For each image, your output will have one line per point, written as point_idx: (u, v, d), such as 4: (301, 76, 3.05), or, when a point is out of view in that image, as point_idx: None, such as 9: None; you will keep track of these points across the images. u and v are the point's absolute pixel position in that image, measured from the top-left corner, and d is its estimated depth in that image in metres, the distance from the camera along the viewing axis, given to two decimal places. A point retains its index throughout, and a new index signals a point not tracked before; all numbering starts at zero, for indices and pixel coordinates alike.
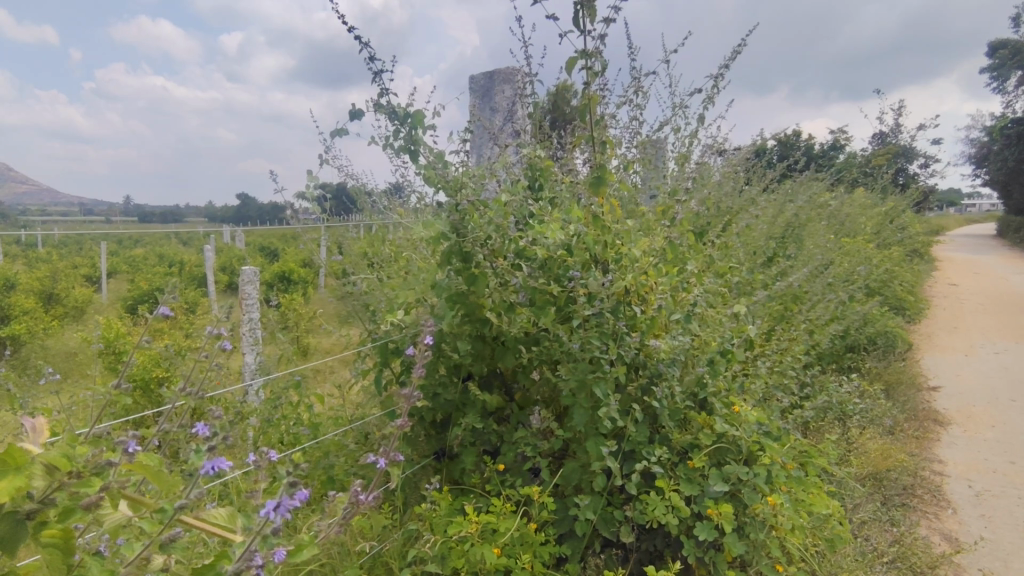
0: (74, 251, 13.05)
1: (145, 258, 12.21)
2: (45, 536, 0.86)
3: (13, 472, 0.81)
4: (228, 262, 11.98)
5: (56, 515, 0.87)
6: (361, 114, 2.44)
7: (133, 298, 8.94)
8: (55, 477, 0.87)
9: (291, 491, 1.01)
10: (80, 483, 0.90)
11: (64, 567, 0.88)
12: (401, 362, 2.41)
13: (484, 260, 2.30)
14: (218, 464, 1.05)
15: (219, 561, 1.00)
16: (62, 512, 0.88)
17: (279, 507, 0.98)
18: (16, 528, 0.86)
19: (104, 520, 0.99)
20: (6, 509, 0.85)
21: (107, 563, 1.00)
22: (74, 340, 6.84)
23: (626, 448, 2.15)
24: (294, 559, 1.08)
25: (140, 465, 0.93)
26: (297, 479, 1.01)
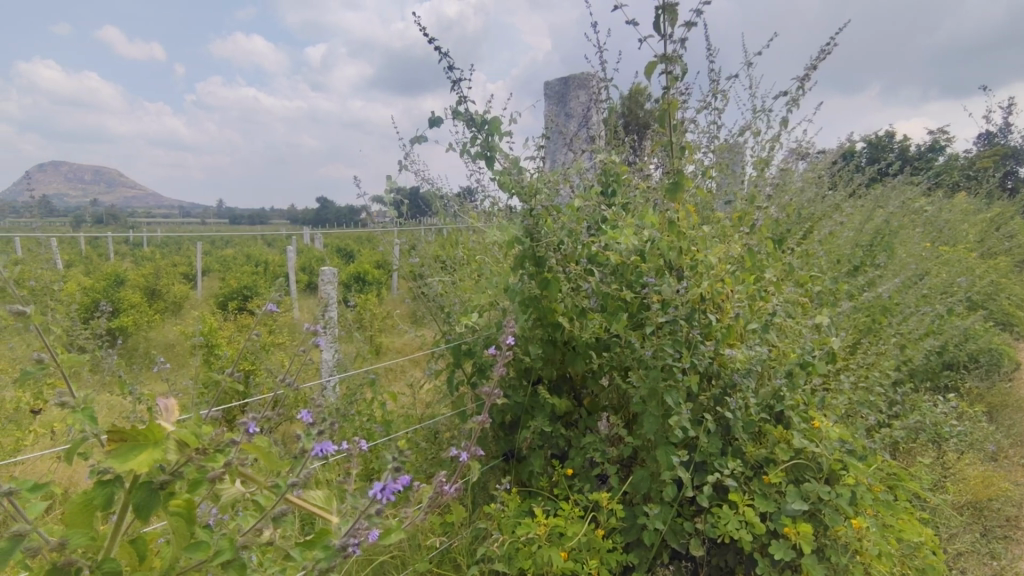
0: (174, 251, 14.16)
1: (235, 258, 13.06)
2: (174, 506, 0.97)
3: (151, 445, 0.90)
4: (309, 263, 12.61)
5: (187, 486, 0.96)
6: (440, 122, 2.52)
7: (223, 294, 9.59)
8: (183, 456, 0.95)
9: (395, 476, 1.09)
10: (206, 458, 0.99)
11: (189, 535, 0.99)
12: (473, 363, 2.46)
13: (557, 265, 2.34)
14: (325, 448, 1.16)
15: (327, 534, 1.08)
16: (192, 484, 0.97)
17: (385, 490, 1.06)
18: (151, 499, 0.93)
19: (222, 495, 1.07)
20: (144, 478, 0.92)
21: (214, 536, 1.08)
22: (173, 333, 7.40)
23: (697, 459, 2.09)
24: (386, 541, 1.16)
25: (254, 444, 1.02)
26: (401, 466, 1.12)
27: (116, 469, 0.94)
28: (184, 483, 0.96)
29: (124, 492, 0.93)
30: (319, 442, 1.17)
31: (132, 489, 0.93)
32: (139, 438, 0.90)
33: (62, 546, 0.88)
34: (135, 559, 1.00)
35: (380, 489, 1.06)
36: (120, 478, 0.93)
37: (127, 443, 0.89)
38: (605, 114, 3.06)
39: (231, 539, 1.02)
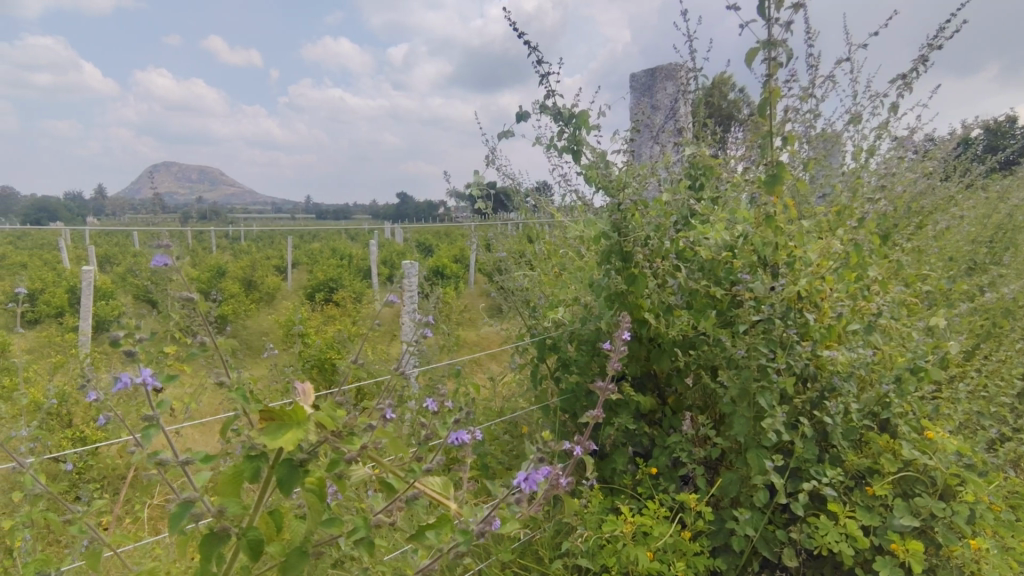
0: (268, 245, 15.07)
1: (322, 252, 13.73)
2: (308, 482, 1.03)
3: (295, 424, 0.95)
4: (391, 257, 13.03)
5: (326, 466, 1.03)
6: (528, 117, 2.54)
7: (312, 286, 10.11)
8: (321, 434, 1.00)
9: (538, 467, 1.31)
10: (343, 441, 1.03)
11: (321, 511, 1.03)
12: (557, 358, 2.50)
13: (644, 261, 2.30)
14: (459, 435, 1.37)
15: (446, 521, 1.14)
16: (329, 464, 1.03)
17: (530, 478, 1.28)
18: (292, 474, 0.99)
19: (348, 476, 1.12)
20: (286, 455, 0.98)
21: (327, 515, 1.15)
22: (267, 322, 7.89)
23: (792, 465, 2.00)
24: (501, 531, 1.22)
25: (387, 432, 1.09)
26: (541, 459, 1.33)
27: (261, 445, 1.01)
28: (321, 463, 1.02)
29: (266, 466, 1.00)
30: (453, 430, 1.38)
31: (275, 463, 0.99)
32: (286, 417, 0.95)
33: (218, 511, 0.98)
34: (272, 530, 1.06)
35: (522, 481, 1.27)
36: (264, 453, 0.99)
37: (276, 421, 0.94)
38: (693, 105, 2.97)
39: (365, 516, 1.08)
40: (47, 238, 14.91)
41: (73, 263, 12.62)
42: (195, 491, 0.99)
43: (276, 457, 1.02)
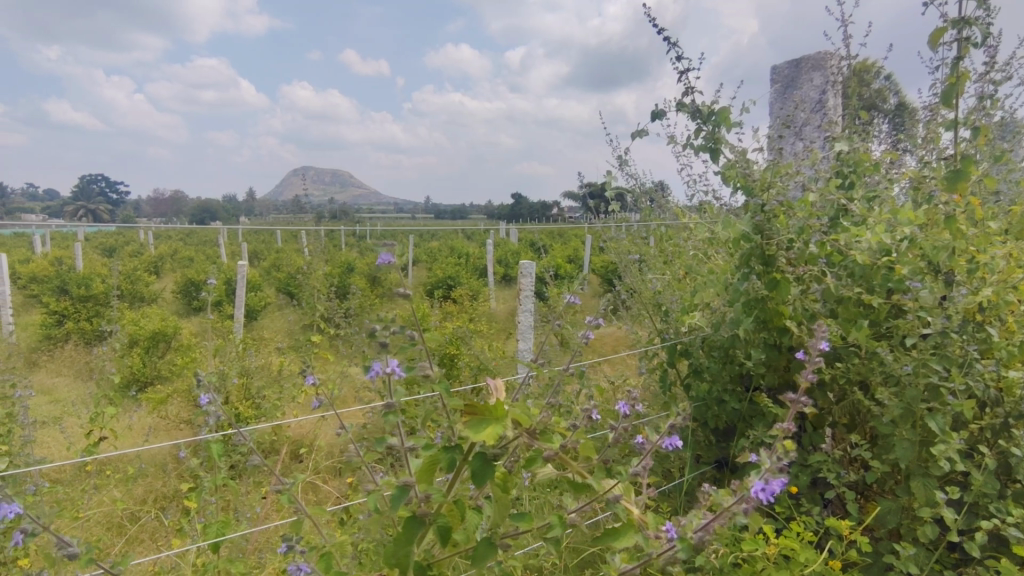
0: (391, 243, 15.98)
1: (440, 250, 14.31)
2: (494, 477, 1.08)
3: (495, 421, 0.98)
4: (505, 256, 13.29)
5: (527, 462, 1.07)
6: (662, 116, 2.48)
7: (431, 283, 10.59)
8: (515, 431, 1.04)
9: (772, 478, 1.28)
10: (541, 441, 1.06)
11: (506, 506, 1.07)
12: (689, 364, 2.43)
13: (789, 265, 2.15)
14: (674, 442, 1.42)
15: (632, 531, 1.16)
16: (528, 461, 1.07)
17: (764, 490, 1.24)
18: (486, 468, 1.03)
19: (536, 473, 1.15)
20: (481, 449, 1.03)
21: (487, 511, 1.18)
22: (390, 316, 8.37)
23: (967, 499, 1.77)
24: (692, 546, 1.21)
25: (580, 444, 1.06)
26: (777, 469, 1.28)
27: (456, 437, 1.06)
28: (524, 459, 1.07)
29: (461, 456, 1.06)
30: (669, 435, 1.43)
31: (469, 456, 1.03)
32: (486, 413, 0.99)
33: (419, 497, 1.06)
34: (457, 519, 1.11)
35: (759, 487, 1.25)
36: (458, 446, 1.04)
37: (478, 415, 0.98)
38: (845, 96, 2.73)
39: (559, 515, 1.12)
40: (209, 235, 16.89)
41: (228, 258, 14.20)
42: (408, 476, 1.05)
43: (472, 448, 1.06)
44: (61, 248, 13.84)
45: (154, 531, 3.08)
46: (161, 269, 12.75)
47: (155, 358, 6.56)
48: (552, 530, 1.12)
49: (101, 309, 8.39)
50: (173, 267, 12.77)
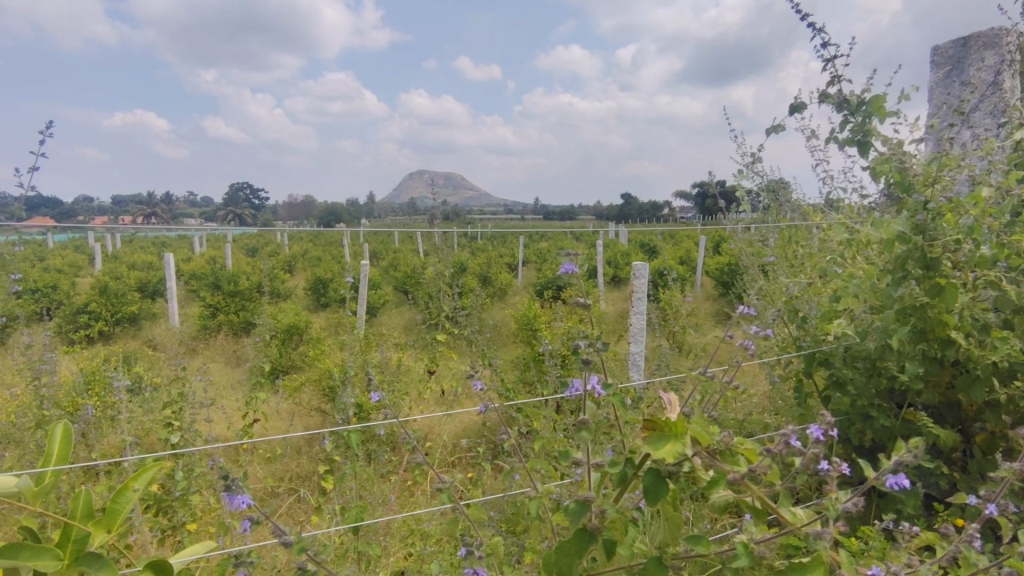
0: (501, 244, 16.32)
1: (549, 251, 14.39)
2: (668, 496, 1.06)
3: (674, 437, 0.97)
4: (616, 257, 13.07)
5: (708, 484, 1.02)
6: (802, 108, 2.32)
7: (541, 283, 10.68)
8: (693, 448, 1.02)
9: None
10: (723, 461, 1.05)
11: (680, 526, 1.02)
12: (830, 376, 2.25)
13: (955, 270, 1.93)
14: (902, 480, 1.23)
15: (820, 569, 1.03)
16: (710, 483, 1.02)
17: None
18: (661, 486, 1.02)
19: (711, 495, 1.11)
20: (655, 465, 1.02)
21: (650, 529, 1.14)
22: (502, 316, 8.54)
23: None
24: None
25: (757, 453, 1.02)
26: None
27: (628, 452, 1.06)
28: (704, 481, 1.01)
29: (631, 472, 1.08)
30: (896, 471, 1.24)
31: (641, 472, 1.03)
32: (664, 430, 0.98)
33: (594, 514, 1.06)
34: (621, 533, 1.07)
35: None
36: (629, 461, 1.07)
37: (657, 432, 0.98)
38: None
39: (745, 543, 1.03)
40: (336, 236, 18.20)
41: (352, 258, 15.21)
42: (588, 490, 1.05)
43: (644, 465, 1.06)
44: (213, 247, 15.55)
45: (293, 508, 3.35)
46: (295, 267, 13.91)
47: (292, 350, 7.17)
48: (735, 560, 1.03)
49: (246, 304, 9.29)
50: (305, 266, 13.90)
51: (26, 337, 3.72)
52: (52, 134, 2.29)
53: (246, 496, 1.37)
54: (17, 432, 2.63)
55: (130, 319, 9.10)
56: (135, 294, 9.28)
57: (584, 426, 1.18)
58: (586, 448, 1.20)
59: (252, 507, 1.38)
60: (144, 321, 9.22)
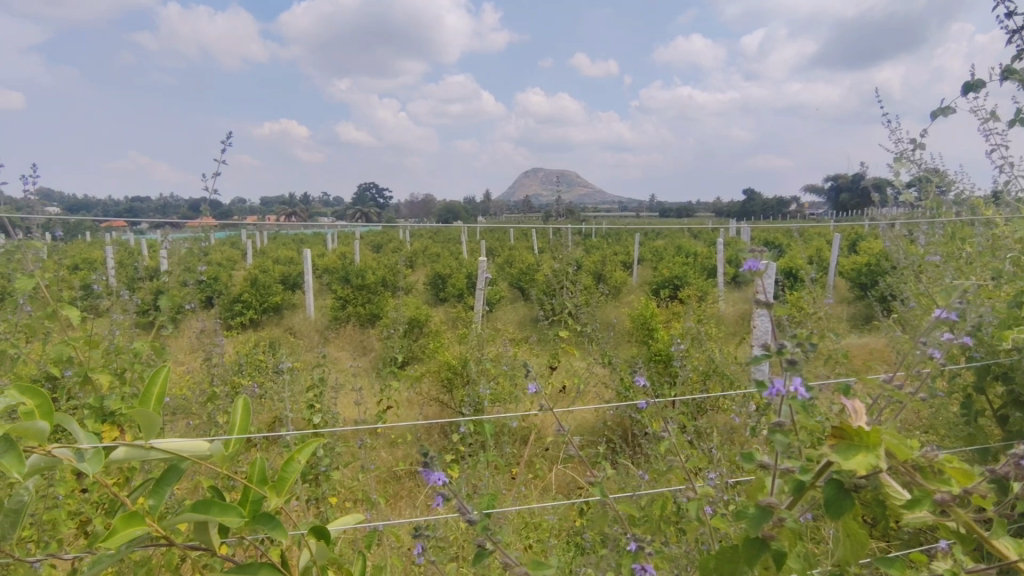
0: (614, 241, 16.10)
1: (664, 249, 13.98)
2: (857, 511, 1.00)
3: (866, 448, 0.92)
4: (737, 256, 12.39)
5: (906, 503, 0.95)
6: (981, 88, 2.07)
7: (656, 282, 10.41)
8: (887, 462, 0.96)
9: None
10: (921, 479, 0.98)
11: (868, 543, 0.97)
12: (1011, 393, 2.00)
13: None
14: None
15: None
16: (909, 501, 0.95)
17: None
18: (845, 498, 0.97)
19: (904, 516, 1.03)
20: (841, 477, 0.97)
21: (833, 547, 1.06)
22: (615, 315, 8.44)
23: None
24: None
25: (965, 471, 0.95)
26: None
27: (810, 459, 1.02)
28: (901, 498, 0.95)
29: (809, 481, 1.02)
30: None
31: (821, 482, 0.99)
32: (854, 438, 0.94)
33: (771, 522, 1.01)
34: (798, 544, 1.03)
35: None
36: (808, 471, 1.01)
37: (847, 441, 0.94)
38: None
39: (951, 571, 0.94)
40: (453, 234, 18.93)
41: (468, 255, 15.73)
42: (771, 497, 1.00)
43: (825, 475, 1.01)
44: (344, 244, 16.82)
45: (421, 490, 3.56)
46: (415, 262, 14.64)
47: (414, 341, 7.58)
48: None
49: (373, 297, 9.95)
50: (425, 262, 14.59)
51: (199, 322, 4.25)
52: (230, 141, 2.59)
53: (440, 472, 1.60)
54: (195, 404, 3.01)
55: (275, 308, 10.08)
56: (279, 286, 10.25)
57: (779, 428, 1.12)
58: (779, 452, 1.09)
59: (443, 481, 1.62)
60: (286, 311, 10.18)
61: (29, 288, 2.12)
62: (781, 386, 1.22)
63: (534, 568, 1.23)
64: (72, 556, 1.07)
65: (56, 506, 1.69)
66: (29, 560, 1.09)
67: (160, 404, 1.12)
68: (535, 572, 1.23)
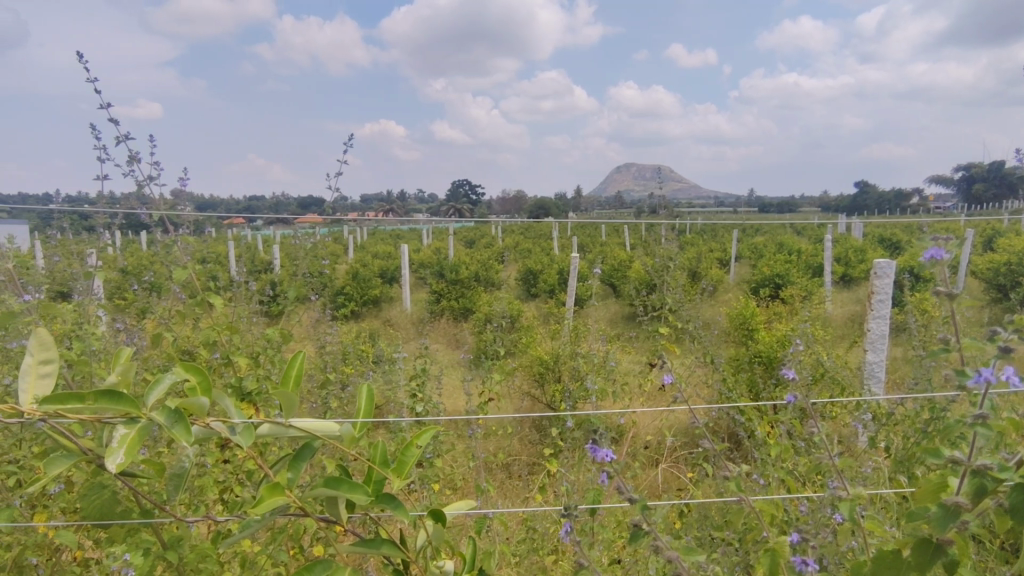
0: (710, 237, 15.47)
1: (765, 245, 13.26)
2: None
3: None
4: (847, 253, 11.52)
5: None
6: None
7: (756, 280, 9.93)
8: None
9: None
10: None
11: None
12: None
13: None
14: None
15: None
16: None
17: None
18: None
19: None
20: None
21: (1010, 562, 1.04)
22: (712, 313, 8.13)
23: None
24: None
25: None
26: None
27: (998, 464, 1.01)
28: None
29: (991, 484, 1.02)
30: None
31: (1012, 487, 0.99)
32: None
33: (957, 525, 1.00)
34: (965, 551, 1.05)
35: None
36: (994, 475, 1.02)
37: None
38: None
39: None
40: (542, 230, 18.98)
41: (558, 251, 15.74)
42: (957, 497, 1.01)
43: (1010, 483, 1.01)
44: (437, 240, 17.37)
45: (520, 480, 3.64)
46: (506, 258, 14.84)
47: (505, 336, 7.70)
48: None
49: (466, 292, 10.20)
50: (515, 257, 14.76)
51: (312, 312, 4.56)
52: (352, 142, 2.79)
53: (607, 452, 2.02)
54: (312, 388, 3.24)
55: (374, 301, 10.58)
56: (378, 280, 10.76)
57: (982, 424, 1.07)
58: (975, 446, 1.07)
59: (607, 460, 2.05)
60: (384, 304, 10.67)
61: (183, 278, 2.38)
62: (993, 372, 1.10)
63: (686, 554, 1.32)
64: (222, 519, 1.19)
65: (204, 474, 1.82)
66: (188, 520, 1.17)
67: (297, 385, 1.21)
68: (688, 558, 1.31)
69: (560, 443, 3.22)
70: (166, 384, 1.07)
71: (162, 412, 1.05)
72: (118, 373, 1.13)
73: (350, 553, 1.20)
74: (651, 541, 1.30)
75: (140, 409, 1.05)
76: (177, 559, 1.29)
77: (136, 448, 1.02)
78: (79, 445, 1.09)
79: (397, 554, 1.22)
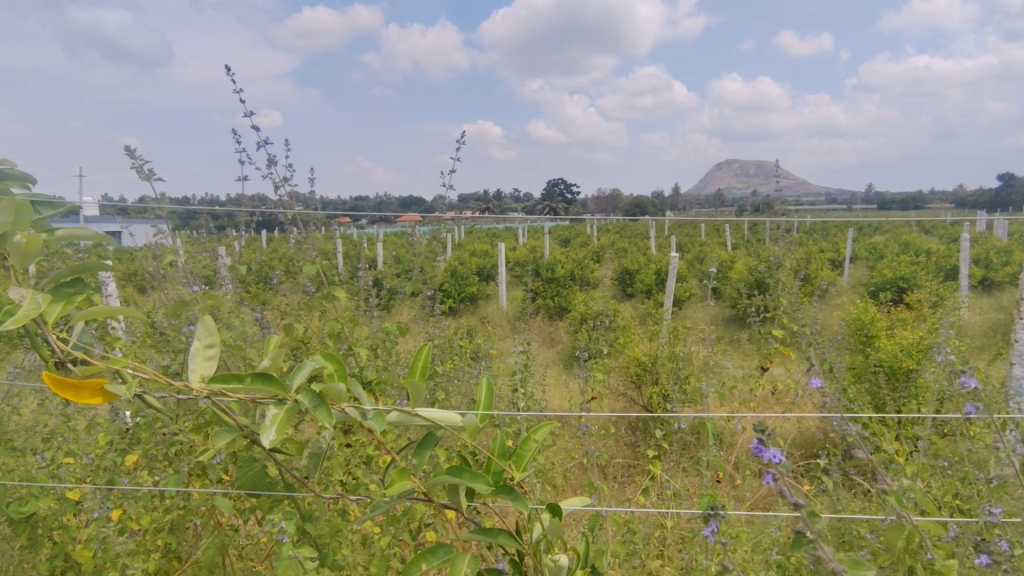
0: (823, 236, 14.45)
1: (887, 245, 12.17)
2: None
3: None
4: (986, 254, 10.33)
5: None
6: None
7: (876, 284, 9.16)
8: None
9: None
10: None
11: None
12: None
13: None
14: None
15: None
16: None
17: None
18: None
19: None
20: None
21: None
22: (824, 317, 7.60)
23: None
24: None
25: None
26: None
27: None
28: None
29: None
30: None
31: None
32: None
33: None
34: None
35: None
36: None
37: None
38: None
39: None
40: (639, 229, 18.60)
41: (655, 251, 15.36)
42: None
43: None
44: (532, 239, 17.54)
45: (624, 480, 3.61)
46: (601, 257, 14.65)
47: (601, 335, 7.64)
48: None
49: (561, 291, 10.22)
50: (610, 257, 14.59)
51: (419, 307, 4.77)
52: (464, 143, 2.88)
53: (777, 452, 1.61)
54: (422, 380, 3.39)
55: (471, 298, 10.87)
56: (476, 278, 11.02)
57: None
58: None
59: (779, 459, 1.59)
60: (481, 301, 10.93)
61: (312, 273, 2.56)
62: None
63: (852, 568, 1.34)
64: (353, 498, 1.27)
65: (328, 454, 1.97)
66: (324, 495, 1.27)
67: (423, 376, 1.27)
68: (854, 571, 1.33)
69: (664, 446, 3.14)
70: (309, 370, 1.15)
71: (307, 395, 1.14)
72: (269, 357, 1.25)
73: (468, 539, 1.24)
74: (818, 551, 1.32)
75: (287, 391, 1.14)
76: (314, 531, 1.40)
77: (285, 426, 1.12)
78: (237, 421, 1.22)
79: (513, 544, 1.25)
